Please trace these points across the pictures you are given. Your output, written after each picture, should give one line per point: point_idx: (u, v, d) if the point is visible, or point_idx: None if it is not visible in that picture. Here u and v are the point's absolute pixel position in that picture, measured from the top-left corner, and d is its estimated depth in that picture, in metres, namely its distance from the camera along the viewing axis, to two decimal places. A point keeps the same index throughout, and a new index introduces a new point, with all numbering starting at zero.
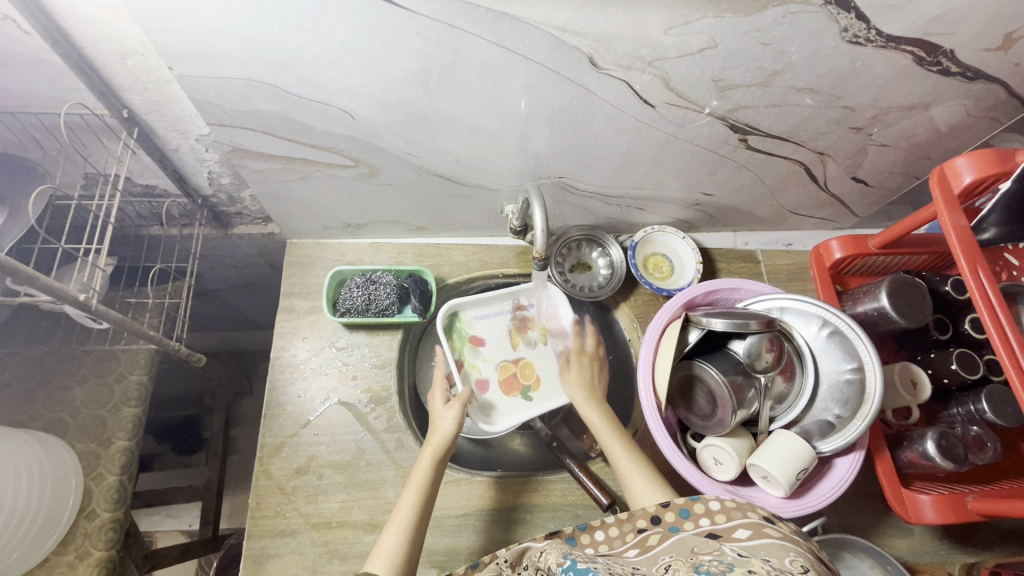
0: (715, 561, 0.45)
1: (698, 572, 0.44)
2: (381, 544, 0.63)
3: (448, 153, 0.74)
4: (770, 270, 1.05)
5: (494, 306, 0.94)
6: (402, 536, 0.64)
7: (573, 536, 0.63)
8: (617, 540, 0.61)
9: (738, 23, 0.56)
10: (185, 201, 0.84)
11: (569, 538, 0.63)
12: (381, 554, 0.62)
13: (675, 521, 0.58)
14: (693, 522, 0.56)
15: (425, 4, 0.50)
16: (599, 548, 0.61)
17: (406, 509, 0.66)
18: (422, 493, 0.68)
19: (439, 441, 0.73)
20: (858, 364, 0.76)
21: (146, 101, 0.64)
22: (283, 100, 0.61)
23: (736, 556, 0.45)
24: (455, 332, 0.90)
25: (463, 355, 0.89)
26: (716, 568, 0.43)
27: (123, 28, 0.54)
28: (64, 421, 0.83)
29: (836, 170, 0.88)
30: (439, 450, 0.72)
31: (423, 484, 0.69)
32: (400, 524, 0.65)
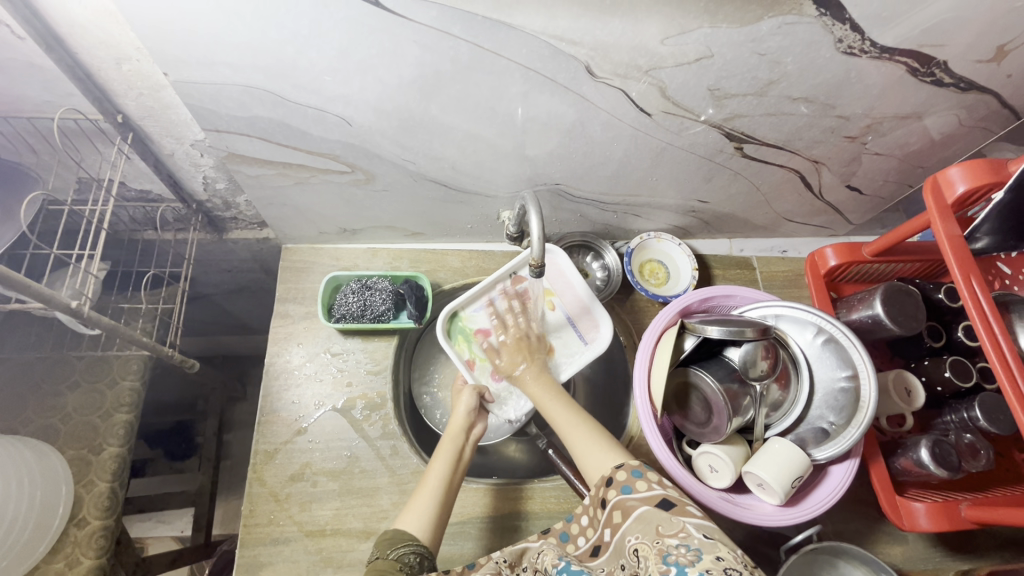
0: (682, 547, 0.49)
1: (667, 563, 0.48)
2: (413, 505, 0.65)
3: (445, 160, 0.74)
4: (765, 277, 1.05)
5: (491, 291, 0.87)
6: (432, 506, 0.64)
7: (565, 530, 0.65)
8: (596, 521, 0.62)
9: (734, 33, 0.56)
10: (179, 206, 0.83)
11: (562, 534, 0.65)
12: (412, 515, 0.64)
13: (628, 481, 0.60)
14: (647, 484, 0.58)
15: (423, 12, 0.50)
16: (586, 535, 0.63)
17: (435, 479, 0.67)
18: (450, 467, 0.68)
19: (457, 424, 0.72)
20: (853, 372, 0.77)
21: (140, 106, 0.63)
22: (279, 106, 0.61)
23: (699, 538, 0.49)
24: (458, 332, 0.86)
25: (471, 353, 0.85)
26: (684, 560, 0.47)
27: (116, 33, 0.53)
28: (55, 427, 0.83)
29: (830, 177, 0.88)
30: (460, 430, 0.71)
31: (450, 460, 0.68)
32: (428, 494, 0.65)
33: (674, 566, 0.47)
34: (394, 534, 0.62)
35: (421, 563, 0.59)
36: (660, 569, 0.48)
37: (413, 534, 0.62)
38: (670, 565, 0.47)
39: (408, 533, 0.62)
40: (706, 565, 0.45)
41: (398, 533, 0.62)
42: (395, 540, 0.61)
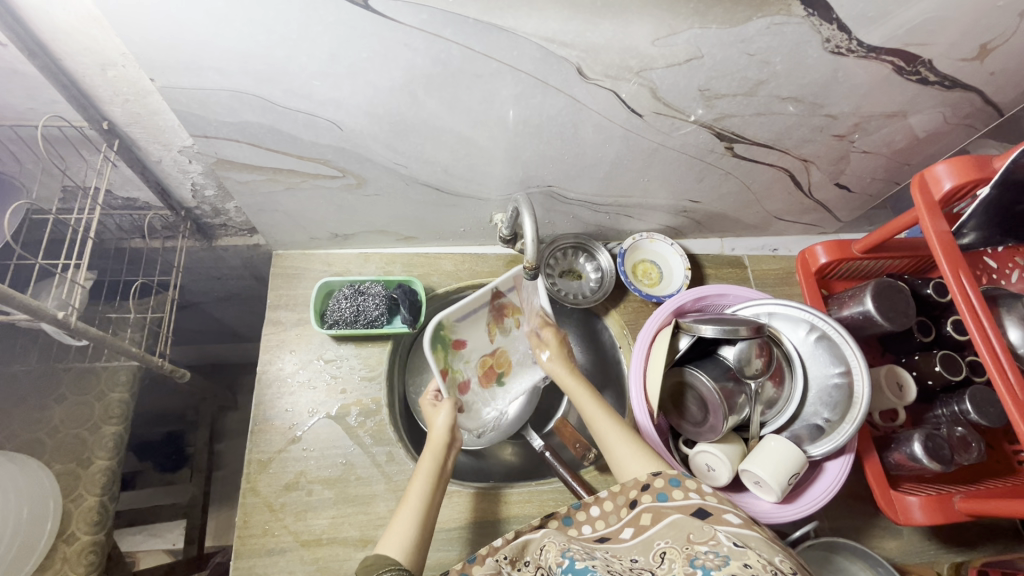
0: (710, 553, 0.49)
1: (694, 566, 0.47)
2: (394, 528, 0.61)
3: (437, 164, 0.74)
4: (757, 275, 1.06)
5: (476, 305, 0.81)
6: (412, 527, 0.62)
7: (569, 516, 0.64)
8: (611, 516, 0.63)
9: (724, 34, 0.57)
10: (167, 213, 0.81)
11: (564, 518, 0.64)
12: (393, 535, 0.60)
13: (664, 488, 0.60)
14: (684, 493, 0.59)
15: (413, 15, 0.50)
16: (595, 525, 0.63)
17: (417, 498, 0.65)
18: (429, 487, 0.66)
19: (438, 439, 0.72)
20: (846, 367, 0.78)
21: (127, 112, 0.62)
22: (269, 112, 0.60)
23: (731, 546, 0.49)
24: (440, 343, 0.79)
25: (448, 364, 0.80)
26: (712, 563, 0.47)
27: (102, 39, 0.52)
28: (41, 441, 0.81)
29: (819, 176, 0.89)
30: (439, 447, 0.71)
31: (428, 481, 0.67)
32: (411, 514, 0.63)
33: (701, 569, 0.47)
34: (376, 559, 0.57)
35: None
36: (687, 570, 0.48)
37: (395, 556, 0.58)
38: (696, 568, 0.47)
39: (389, 558, 0.58)
40: (734, 569, 0.45)
41: (378, 557, 0.58)
42: (377, 565, 0.56)
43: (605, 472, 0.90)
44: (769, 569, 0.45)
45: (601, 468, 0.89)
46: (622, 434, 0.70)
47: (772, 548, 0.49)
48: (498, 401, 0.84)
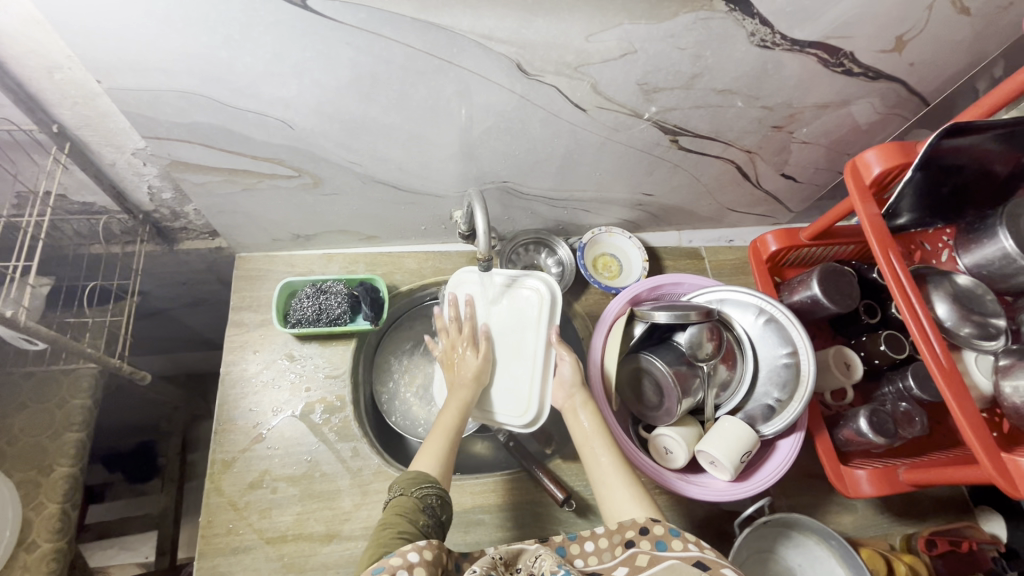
0: None
1: None
2: (426, 449, 0.70)
3: (391, 162, 0.76)
4: (714, 265, 1.09)
5: (533, 378, 0.84)
6: (441, 447, 0.71)
7: (563, 546, 0.62)
8: (605, 552, 0.61)
9: (653, 29, 0.60)
10: (125, 217, 0.82)
11: (558, 547, 0.62)
12: (427, 455, 0.69)
13: (663, 536, 0.59)
14: (683, 544, 0.57)
15: (352, 14, 0.52)
16: (587, 560, 0.61)
17: (445, 426, 0.73)
18: (456, 420, 0.74)
19: (469, 382, 0.80)
20: (793, 348, 0.81)
21: (76, 115, 0.62)
22: (218, 112, 0.62)
23: None
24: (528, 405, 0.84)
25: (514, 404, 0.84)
26: None
27: (47, 42, 0.53)
28: (0, 450, 0.80)
29: (765, 167, 0.93)
30: (469, 385, 0.80)
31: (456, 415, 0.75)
32: (441, 437, 0.72)
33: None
34: (416, 475, 0.66)
35: (441, 506, 0.64)
36: None
37: (433, 476, 0.67)
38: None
39: (429, 474, 0.66)
40: None
41: (419, 474, 0.66)
42: (419, 480, 0.64)
43: (569, 462, 0.91)
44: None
45: (565, 457, 0.91)
46: (626, 484, 0.68)
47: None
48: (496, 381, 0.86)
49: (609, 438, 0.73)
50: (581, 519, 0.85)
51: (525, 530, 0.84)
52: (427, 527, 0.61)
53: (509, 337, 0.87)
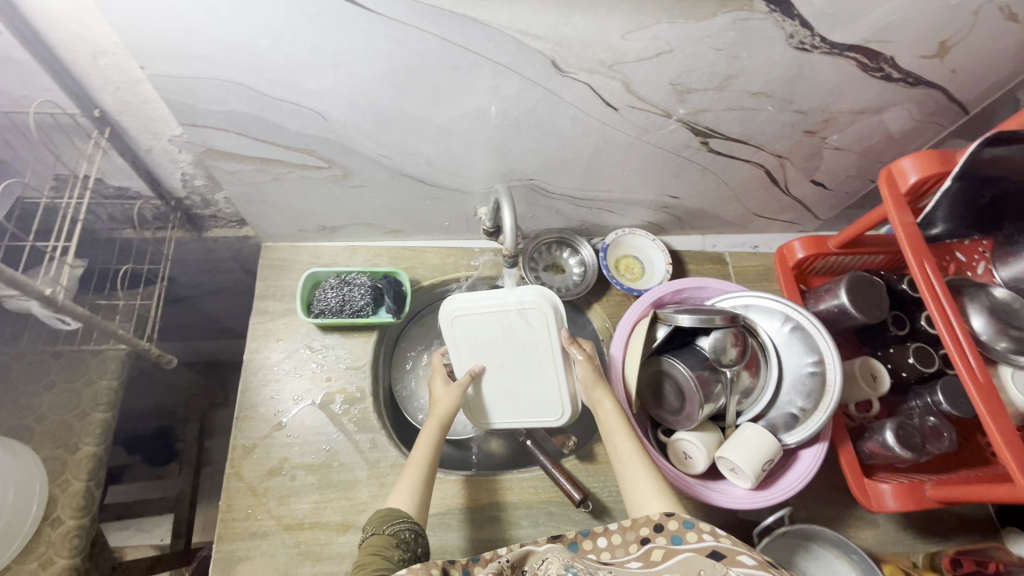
0: None
1: None
2: (400, 486, 0.69)
3: (420, 156, 0.76)
4: (738, 271, 1.08)
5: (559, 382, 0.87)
6: (415, 486, 0.68)
7: (576, 541, 0.63)
8: (620, 548, 0.61)
9: (691, 29, 0.59)
10: (158, 203, 0.83)
11: (571, 544, 0.63)
12: (401, 493, 0.68)
13: (678, 531, 0.58)
14: (698, 536, 0.56)
15: (392, 7, 0.53)
16: (601, 554, 0.62)
17: (419, 461, 0.71)
18: (432, 457, 0.72)
19: (441, 411, 0.76)
20: (819, 357, 0.79)
21: (118, 100, 0.63)
22: (255, 101, 0.63)
23: None
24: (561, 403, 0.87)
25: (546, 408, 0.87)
26: None
27: (94, 27, 0.54)
28: (29, 427, 0.83)
29: (794, 173, 0.91)
30: (445, 413, 0.76)
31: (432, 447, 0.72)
32: (412, 473, 0.70)
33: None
34: (388, 511, 0.65)
35: (417, 539, 0.64)
36: None
37: (405, 511, 0.66)
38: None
39: (400, 511, 0.66)
40: None
41: (391, 510, 0.65)
42: (389, 517, 0.64)
43: (586, 462, 0.90)
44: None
45: (581, 457, 0.90)
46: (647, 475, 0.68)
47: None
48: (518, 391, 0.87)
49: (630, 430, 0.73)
50: (596, 521, 0.85)
51: (540, 529, 0.83)
52: (404, 562, 0.60)
53: (520, 355, 0.86)
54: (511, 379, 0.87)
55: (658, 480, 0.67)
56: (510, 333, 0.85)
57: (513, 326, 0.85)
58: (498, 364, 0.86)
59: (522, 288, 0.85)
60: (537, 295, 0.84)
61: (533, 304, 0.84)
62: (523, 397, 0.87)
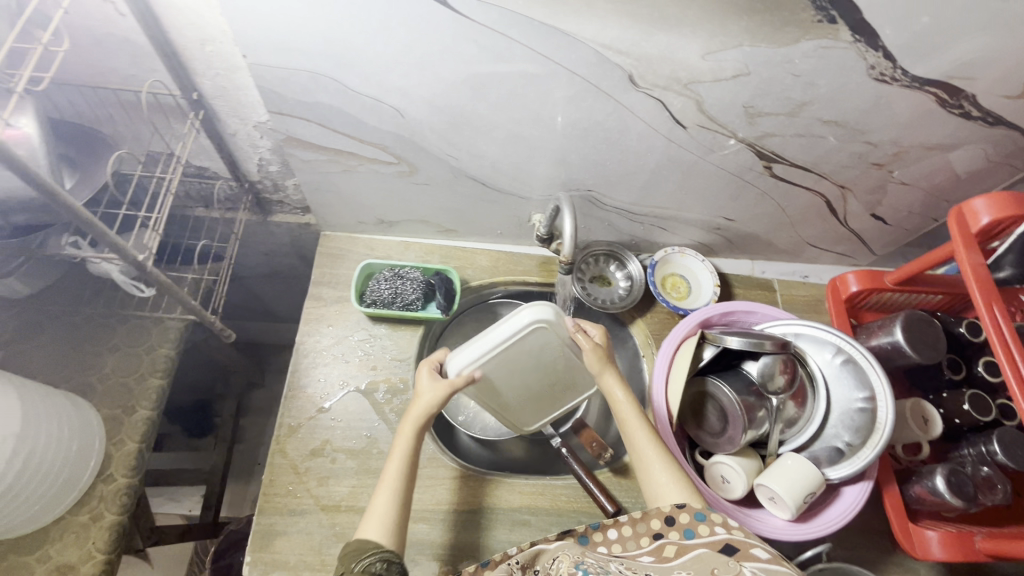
0: None
1: None
2: (373, 509, 0.66)
3: (486, 159, 0.78)
4: (786, 300, 1.06)
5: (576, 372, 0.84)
6: (388, 505, 0.66)
7: (586, 535, 0.65)
8: (630, 541, 0.63)
9: (772, 53, 0.60)
10: (233, 184, 0.87)
11: (581, 537, 0.65)
12: (373, 519, 0.65)
13: (691, 525, 0.59)
14: (710, 528, 0.58)
15: (485, 14, 0.55)
16: (611, 547, 0.63)
17: (392, 475, 0.68)
18: (403, 467, 0.68)
19: (422, 408, 0.70)
20: (871, 393, 0.78)
21: (215, 85, 0.68)
22: (341, 95, 0.66)
23: None
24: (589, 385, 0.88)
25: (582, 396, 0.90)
26: None
27: (208, 16, 0.58)
28: (92, 385, 0.87)
29: (855, 205, 0.90)
30: (425, 409, 0.70)
31: (404, 459, 0.69)
32: (389, 489, 0.67)
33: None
34: (359, 543, 0.63)
35: (388, 569, 0.61)
36: None
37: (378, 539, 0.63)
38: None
39: (370, 541, 0.63)
40: None
41: (363, 541, 0.63)
42: (360, 550, 0.62)
43: (619, 474, 0.90)
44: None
45: (615, 470, 0.90)
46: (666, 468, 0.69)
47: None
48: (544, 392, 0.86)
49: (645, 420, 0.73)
50: None
51: None
52: None
53: (535, 374, 0.81)
54: (536, 391, 0.84)
55: (672, 468, 0.69)
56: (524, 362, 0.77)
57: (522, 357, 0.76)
58: (513, 385, 0.81)
59: (520, 315, 0.70)
60: (541, 318, 0.71)
61: (540, 330, 0.73)
62: (553, 394, 0.87)
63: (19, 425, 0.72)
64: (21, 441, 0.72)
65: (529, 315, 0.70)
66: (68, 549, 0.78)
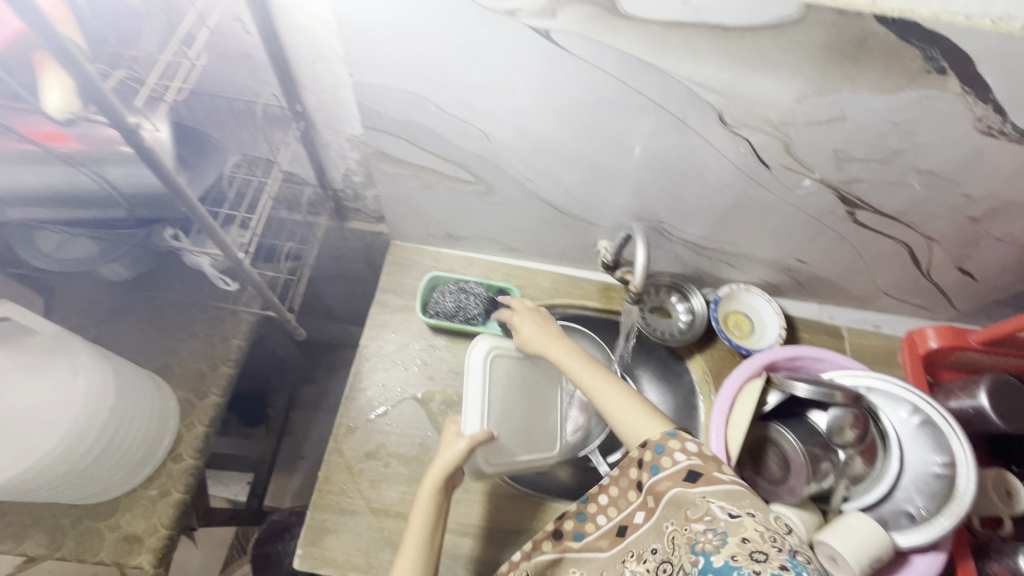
0: (708, 532, 0.49)
1: (696, 553, 0.48)
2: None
3: (562, 184, 0.80)
4: (855, 349, 1.02)
5: (552, 392, 0.86)
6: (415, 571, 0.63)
7: (582, 511, 0.67)
8: (621, 500, 0.64)
9: (872, 99, 0.59)
10: (318, 191, 0.92)
11: (578, 515, 0.67)
12: None
13: (654, 460, 0.59)
14: (671, 458, 0.57)
15: (585, 49, 0.57)
16: (608, 513, 0.65)
17: (415, 540, 0.65)
18: (427, 529, 0.66)
19: (441, 466, 0.67)
20: (950, 459, 0.74)
21: (318, 100, 0.73)
22: (433, 115, 0.69)
23: (726, 520, 0.49)
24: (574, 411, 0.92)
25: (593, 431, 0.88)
26: (711, 546, 0.47)
27: (324, 38, 0.63)
28: (171, 368, 0.93)
29: (941, 257, 0.86)
30: (449, 466, 0.67)
31: (426, 525, 0.66)
32: (413, 555, 0.64)
33: (701, 556, 0.47)
34: None
35: None
36: (690, 560, 0.48)
37: None
38: (697, 554, 0.47)
39: None
40: (732, 551, 0.45)
41: None
42: None
43: None
44: (765, 541, 0.45)
45: None
46: (619, 398, 0.67)
47: (764, 506, 0.49)
48: (543, 423, 0.84)
49: (586, 360, 0.72)
50: None
51: None
52: None
53: (525, 407, 0.80)
54: (532, 423, 0.81)
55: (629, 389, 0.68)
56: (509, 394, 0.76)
57: (504, 392, 0.75)
58: (516, 425, 0.78)
59: (473, 350, 0.72)
60: (489, 346, 0.73)
61: (499, 355, 0.74)
62: (545, 428, 0.84)
63: (113, 399, 0.75)
64: (112, 415, 0.75)
65: (478, 344, 0.72)
66: (137, 520, 0.83)
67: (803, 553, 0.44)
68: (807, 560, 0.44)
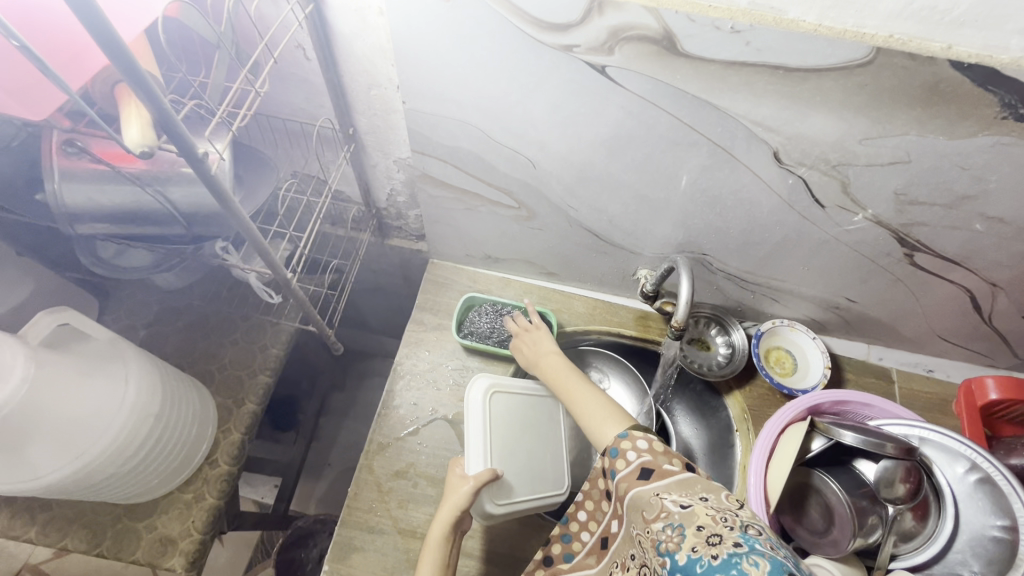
0: (667, 530, 0.49)
1: (662, 554, 0.47)
2: None
3: (605, 213, 0.79)
4: (904, 394, 0.97)
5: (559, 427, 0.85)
6: None
7: (565, 533, 0.68)
8: (598, 513, 0.66)
9: (940, 143, 0.56)
10: (363, 209, 0.94)
11: (563, 537, 0.68)
12: None
13: (610, 465, 0.61)
14: (624, 461, 0.60)
15: (640, 84, 0.57)
16: (590, 528, 0.67)
17: None
18: None
19: (448, 511, 0.67)
20: (1012, 523, 0.68)
21: (370, 124, 0.75)
22: (482, 142, 0.69)
23: (680, 512, 0.50)
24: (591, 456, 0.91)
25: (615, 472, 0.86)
26: (673, 544, 0.47)
27: (381, 66, 0.65)
28: (212, 373, 0.95)
29: (1005, 304, 0.81)
30: (455, 511, 0.67)
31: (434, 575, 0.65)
32: None
33: (667, 557, 0.47)
34: None
35: None
36: (659, 562, 0.47)
37: None
38: (664, 555, 0.47)
39: None
40: (692, 543, 0.46)
41: None
42: None
43: None
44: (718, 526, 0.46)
45: None
46: (595, 408, 0.70)
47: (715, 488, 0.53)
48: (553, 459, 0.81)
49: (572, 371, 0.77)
50: None
51: None
52: None
53: (532, 442, 0.79)
54: (542, 459, 0.80)
55: (599, 396, 0.72)
56: (517, 431, 0.78)
57: (506, 428, 0.76)
58: (523, 461, 0.77)
59: (471, 390, 0.77)
60: (487, 386, 0.77)
61: (496, 393, 0.78)
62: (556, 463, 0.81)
63: (158, 406, 0.77)
64: (157, 421, 0.78)
65: (476, 384, 0.77)
66: (172, 522, 0.85)
67: (754, 528, 0.45)
68: (759, 533, 0.45)
